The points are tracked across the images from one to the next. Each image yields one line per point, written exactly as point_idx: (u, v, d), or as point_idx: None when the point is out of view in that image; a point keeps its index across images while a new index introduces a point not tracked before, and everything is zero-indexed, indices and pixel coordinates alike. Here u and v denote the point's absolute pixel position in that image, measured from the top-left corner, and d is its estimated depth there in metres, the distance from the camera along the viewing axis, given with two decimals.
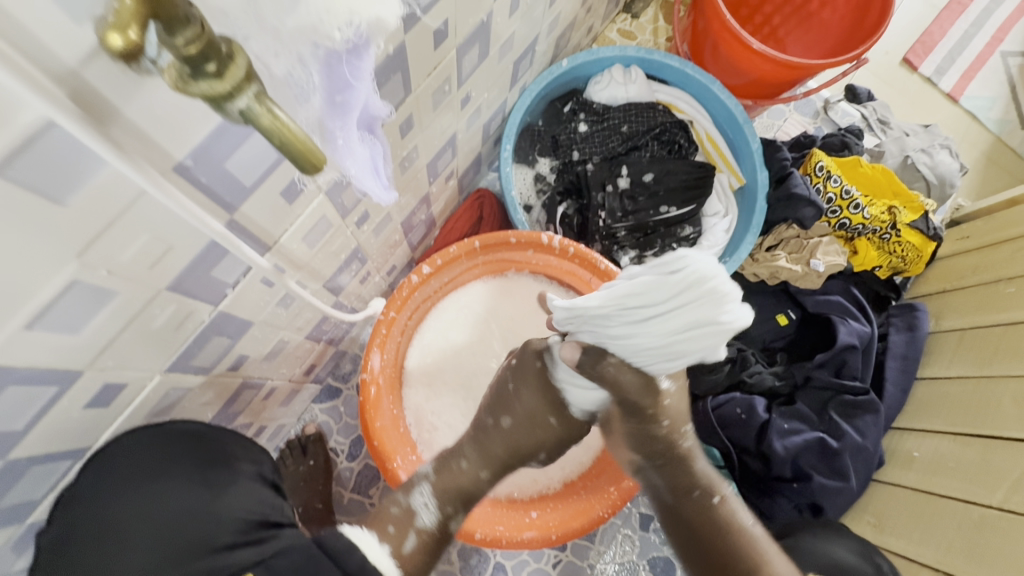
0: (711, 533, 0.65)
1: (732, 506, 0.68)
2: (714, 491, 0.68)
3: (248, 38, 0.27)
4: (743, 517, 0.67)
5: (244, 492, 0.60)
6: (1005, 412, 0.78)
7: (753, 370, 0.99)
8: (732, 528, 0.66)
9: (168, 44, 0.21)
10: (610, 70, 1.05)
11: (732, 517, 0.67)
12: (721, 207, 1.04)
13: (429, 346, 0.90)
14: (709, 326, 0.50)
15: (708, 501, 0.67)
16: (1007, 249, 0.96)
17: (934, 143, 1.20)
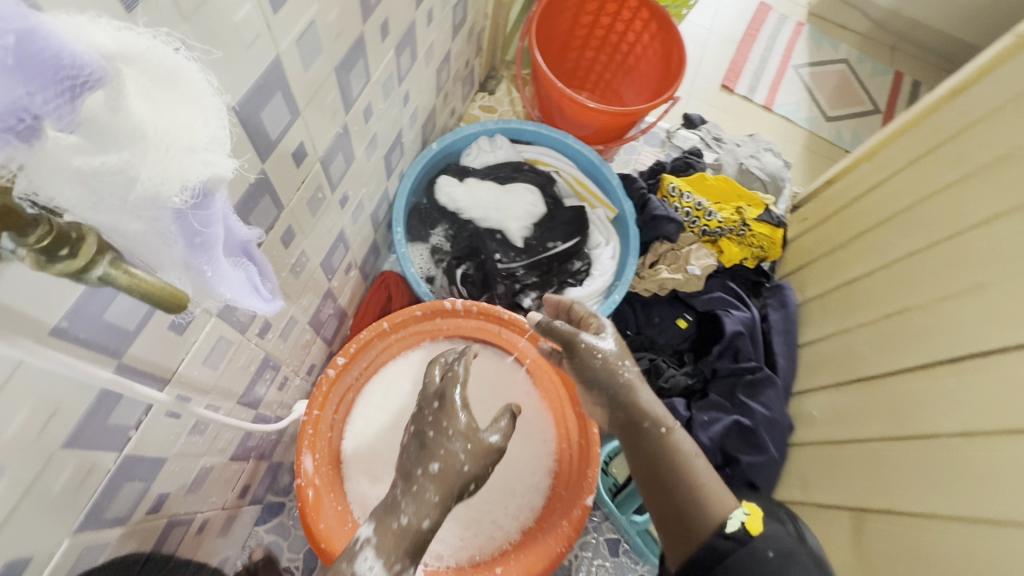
0: (661, 459, 0.74)
1: (675, 444, 0.75)
2: (661, 422, 0.76)
3: (96, 207, 0.29)
4: (687, 449, 0.74)
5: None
6: (869, 356, 0.91)
7: (667, 376, 1.08)
8: (675, 457, 0.74)
9: (18, 244, 0.26)
10: (477, 142, 1.18)
11: (676, 450, 0.74)
12: (602, 238, 1.15)
13: (364, 433, 0.91)
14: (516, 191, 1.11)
15: (656, 431, 0.75)
16: (835, 221, 1.16)
17: (760, 148, 1.43)
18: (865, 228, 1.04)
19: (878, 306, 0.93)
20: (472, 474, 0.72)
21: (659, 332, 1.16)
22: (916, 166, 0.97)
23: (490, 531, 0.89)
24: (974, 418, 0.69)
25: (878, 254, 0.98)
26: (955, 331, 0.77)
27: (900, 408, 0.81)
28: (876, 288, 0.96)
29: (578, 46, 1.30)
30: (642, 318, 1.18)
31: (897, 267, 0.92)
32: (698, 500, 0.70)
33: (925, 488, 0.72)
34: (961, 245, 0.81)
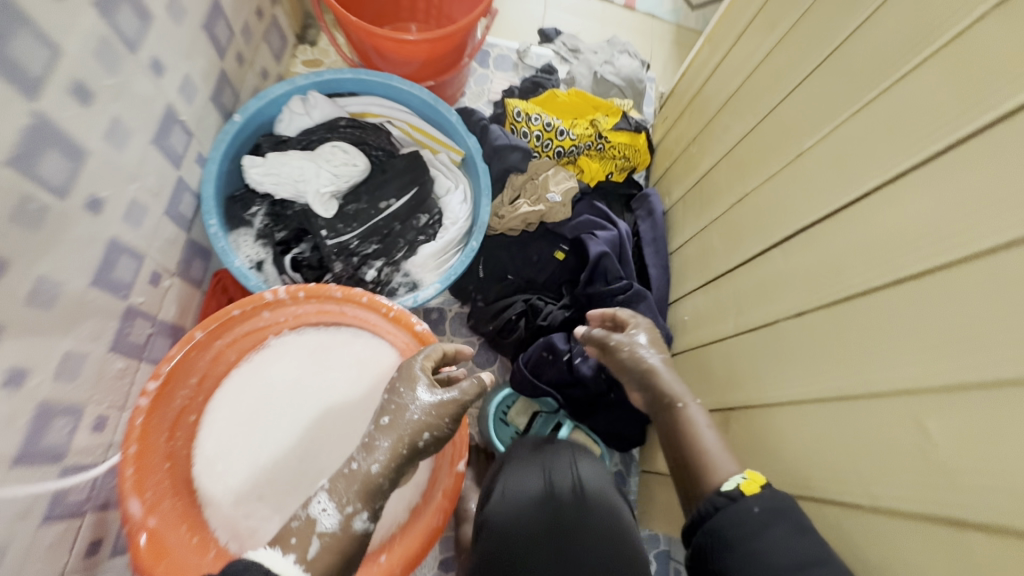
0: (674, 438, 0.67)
1: (695, 412, 0.68)
2: (679, 398, 0.69)
3: None
4: (704, 426, 0.66)
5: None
6: (718, 252, 0.88)
7: (544, 312, 1.04)
8: (689, 433, 0.66)
9: None
10: (288, 104, 1.04)
11: (690, 420, 0.67)
12: (450, 182, 1.06)
13: (219, 457, 0.83)
14: (327, 154, 0.96)
15: (673, 405, 0.69)
16: (688, 116, 1.09)
17: (615, 51, 1.33)
18: (711, 116, 0.98)
19: (725, 195, 0.89)
20: (422, 421, 0.66)
21: (537, 270, 1.10)
22: (740, 44, 0.91)
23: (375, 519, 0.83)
24: (799, 301, 0.67)
25: (718, 143, 0.93)
26: (774, 213, 0.74)
27: (745, 299, 0.78)
28: (716, 181, 0.92)
29: None
30: (517, 257, 1.10)
31: (732, 155, 0.88)
32: (707, 467, 0.61)
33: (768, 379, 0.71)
34: (774, 122, 0.77)
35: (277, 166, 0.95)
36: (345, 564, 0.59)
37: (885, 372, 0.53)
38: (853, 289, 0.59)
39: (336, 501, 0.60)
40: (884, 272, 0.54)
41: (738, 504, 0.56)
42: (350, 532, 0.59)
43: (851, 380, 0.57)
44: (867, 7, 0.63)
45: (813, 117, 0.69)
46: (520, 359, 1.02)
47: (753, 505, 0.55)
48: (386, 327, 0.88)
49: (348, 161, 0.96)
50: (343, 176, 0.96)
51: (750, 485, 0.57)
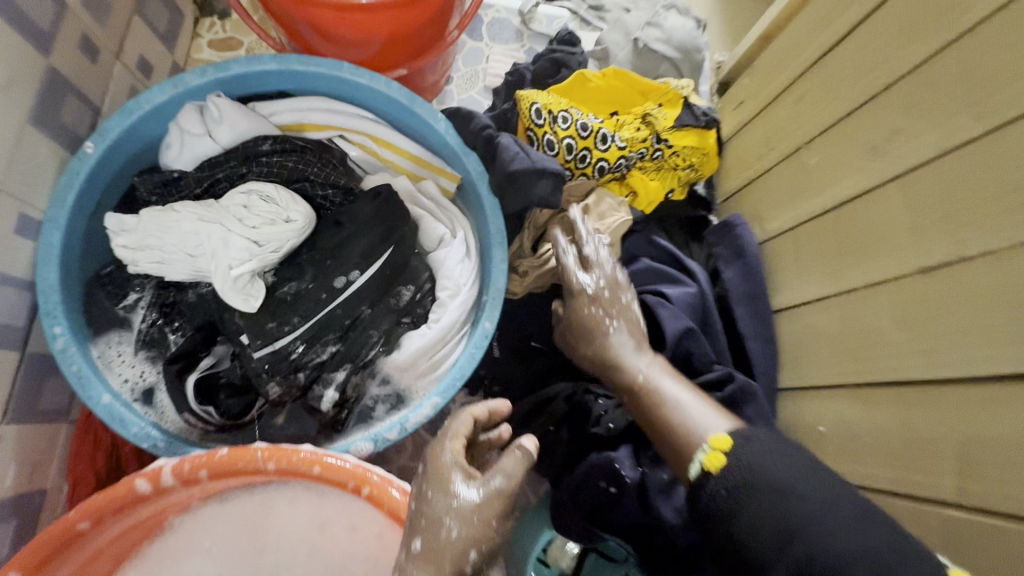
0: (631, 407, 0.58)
1: (667, 389, 0.57)
2: (635, 375, 0.59)
3: None
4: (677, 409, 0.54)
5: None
6: (888, 339, 0.54)
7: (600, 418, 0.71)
8: (654, 410, 0.55)
9: None
10: (177, 118, 0.65)
11: (665, 402, 0.55)
12: (444, 227, 0.69)
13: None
14: (237, 211, 0.59)
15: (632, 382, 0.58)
16: (790, 103, 0.73)
17: (657, 7, 0.93)
18: (844, 108, 0.62)
19: (896, 245, 0.54)
20: (467, 547, 0.43)
21: None
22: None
23: None
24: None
25: (871, 157, 0.58)
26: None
27: (975, 446, 0.45)
28: (873, 218, 0.57)
29: None
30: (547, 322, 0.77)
31: (910, 182, 0.53)
32: (677, 428, 0.52)
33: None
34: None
35: (154, 234, 0.58)
36: None
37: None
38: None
39: None
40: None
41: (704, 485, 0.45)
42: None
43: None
44: None
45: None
46: (567, 489, 0.69)
47: (719, 488, 0.44)
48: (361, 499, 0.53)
49: (274, 219, 0.59)
50: (267, 245, 0.59)
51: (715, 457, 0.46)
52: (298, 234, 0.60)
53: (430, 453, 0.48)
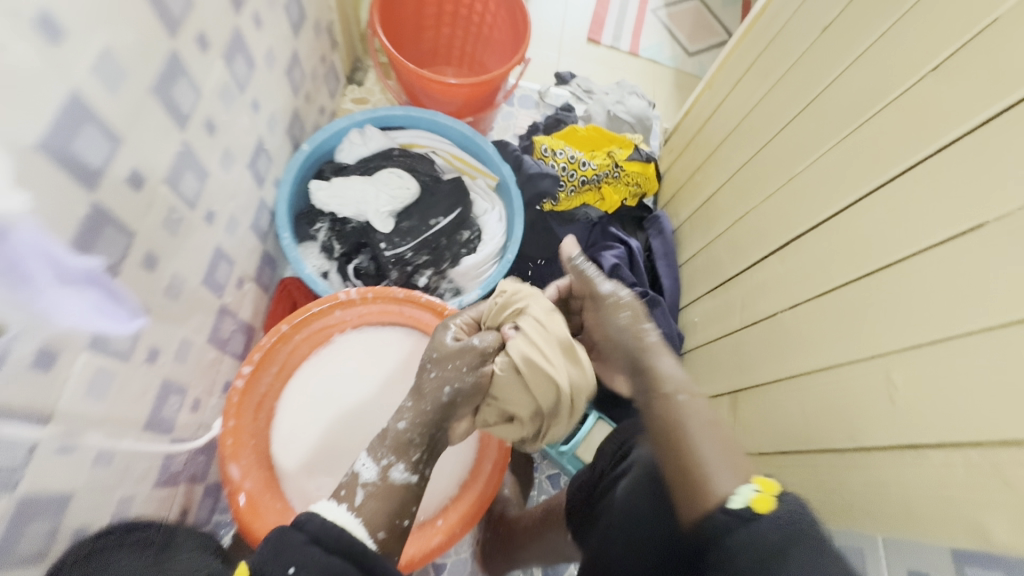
0: (665, 437, 0.64)
1: (687, 408, 0.65)
2: (677, 389, 0.68)
3: None
4: (694, 421, 0.64)
5: (190, 553, 0.73)
6: (725, 261, 1.03)
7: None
8: (686, 426, 0.64)
9: None
10: (347, 136, 1.19)
11: (681, 417, 0.64)
12: (487, 204, 1.22)
13: (294, 449, 0.94)
14: (385, 180, 1.12)
15: (671, 397, 0.67)
16: (693, 148, 1.27)
17: (625, 92, 1.50)
18: (714, 148, 1.16)
19: (727, 214, 1.05)
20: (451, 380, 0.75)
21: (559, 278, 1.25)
22: (739, 91, 1.11)
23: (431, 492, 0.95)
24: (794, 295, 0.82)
25: (724, 170, 1.11)
26: (775, 224, 0.91)
27: (750, 298, 0.94)
28: (723, 200, 1.08)
29: (432, 24, 1.34)
30: (543, 269, 1.25)
31: (736, 179, 1.05)
32: (705, 478, 0.58)
33: (773, 365, 0.85)
34: (772, 152, 0.95)
35: (340, 189, 1.11)
36: (397, 504, 0.69)
37: (855, 345, 0.68)
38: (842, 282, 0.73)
39: (372, 456, 0.72)
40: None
41: (752, 526, 0.51)
42: (389, 479, 0.70)
43: (833, 355, 0.72)
44: (843, 64, 0.81)
45: (802, 148, 0.87)
46: None
47: (771, 526, 0.50)
48: (438, 326, 1.02)
49: (404, 184, 1.13)
50: (397, 198, 1.11)
51: (763, 499, 0.52)
52: (413, 194, 1.13)
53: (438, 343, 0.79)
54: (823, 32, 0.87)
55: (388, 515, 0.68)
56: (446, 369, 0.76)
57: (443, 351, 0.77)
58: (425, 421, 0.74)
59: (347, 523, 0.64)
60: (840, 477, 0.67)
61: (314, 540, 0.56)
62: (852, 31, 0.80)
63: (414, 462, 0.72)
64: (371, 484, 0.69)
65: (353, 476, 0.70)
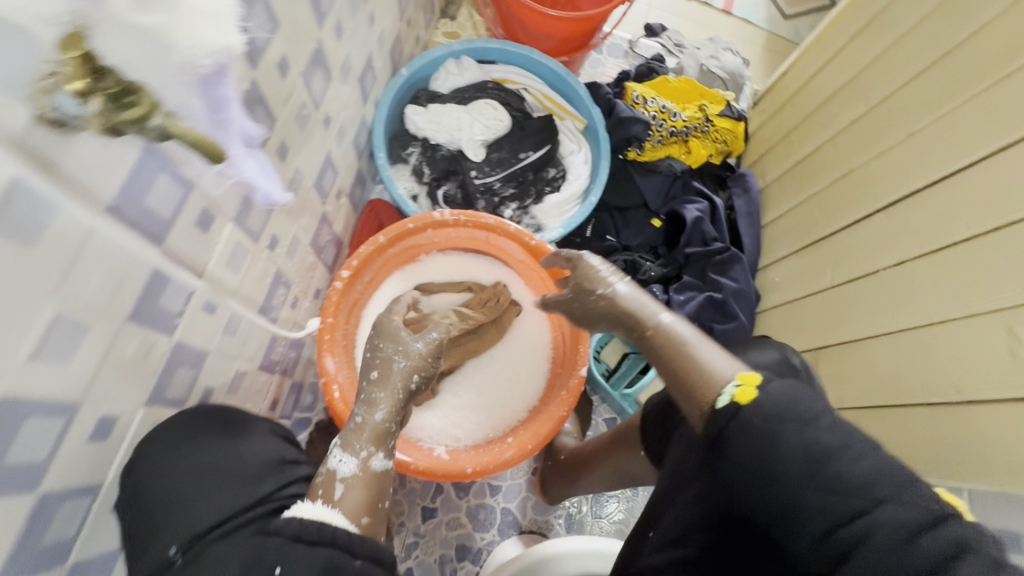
0: (662, 359, 0.66)
1: (676, 326, 0.67)
2: (653, 318, 0.69)
3: (133, 67, 0.34)
4: (683, 331, 0.66)
5: (259, 439, 0.70)
6: (819, 221, 1.01)
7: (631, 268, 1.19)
8: (672, 346, 0.65)
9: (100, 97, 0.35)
10: (444, 65, 1.21)
11: (671, 333, 0.67)
12: (574, 145, 1.22)
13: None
14: (478, 111, 1.14)
15: (650, 325, 0.69)
16: (786, 110, 1.23)
17: (719, 47, 1.45)
18: (816, 107, 1.11)
19: (825, 173, 1.02)
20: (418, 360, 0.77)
21: (635, 231, 1.26)
22: (839, 57, 1.08)
23: (501, 413, 1.00)
24: (898, 252, 0.81)
25: (825, 129, 1.06)
26: (880, 185, 0.87)
27: (844, 257, 0.92)
28: (819, 161, 1.05)
29: None
30: (619, 221, 1.28)
31: (837, 140, 1.02)
32: (709, 376, 0.60)
33: (863, 320, 0.84)
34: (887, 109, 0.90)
35: (436, 116, 1.13)
36: (377, 495, 0.65)
37: (970, 299, 0.68)
38: (962, 237, 0.71)
39: (347, 450, 0.67)
40: (986, 221, 0.68)
41: (740, 415, 0.54)
42: (371, 470, 0.66)
43: (947, 310, 0.71)
44: (987, 14, 0.76)
45: (922, 107, 0.83)
46: None
47: (755, 414, 0.54)
48: (520, 257, 1.05)
49: (497, 118, 1.14)
50: (489, 130, 1.13)
51: (744, 393, 0.55)
52: (505, 127, 1.14)
53: (383, 325, 0.80)
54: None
55: (370, 500, 0.64)
56: (415, 360, 0.76)
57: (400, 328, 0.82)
58: (397, 410, 0.72)
59: (324, 517, 0.58)
60: (932, 430, 0.70)
61: (295, 539, 0.54)
62: None
63: (390, 448, 0.70)
64: (348, 479, 0.65)
65: (330, 470, 0.65)
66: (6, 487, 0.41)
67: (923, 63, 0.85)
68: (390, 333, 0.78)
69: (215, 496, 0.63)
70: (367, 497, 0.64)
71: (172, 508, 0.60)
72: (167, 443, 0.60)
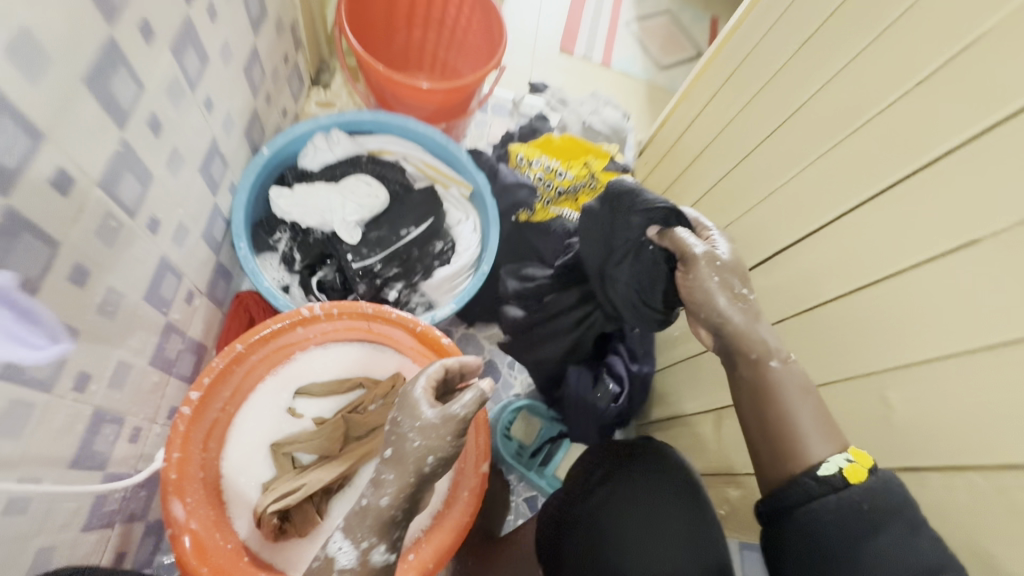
0: (769, 398, 0.65)
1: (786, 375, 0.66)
2: (774, 355, 0.67)
3: None
4: (796, 381, 0.65)
5: None
6: None
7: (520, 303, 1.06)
8: (784, 393, 0.65)
9: None
10: (311, 140, 1.12)
11: (783, 378, 0.65)
12: (461, 214, 1.18)
13: (249, 485, 0.88)
14: (352, 185, 1.06)
15: (765, 362, 0.66)
16: (674, 160, 1.25)
17: (600, 102, 1.48)
18: (699, 150, 1.13)
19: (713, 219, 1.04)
20: (423, 447, 0.71)
21: None
22: (723, 89, 1.06)
23: None
24: (827, 293, 0.73)
25: (707, 172, 1.09)
26: (774, 226, 0.85)
27: None
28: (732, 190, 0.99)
29: (403, 24, 1.30)
30: None
31: (723, 181, 1.02)
32: (798, 439, 0.62)
33: None
34: (758, 155, 0.92)
35: (305, 193, 1.05)
36: None
37: (874, 354, 0.64)
38: (831, 295, 0.72)
39: (349, 540, 0.70)
40: (887, 266, 0.64)
41: (842, 494, 0.57)
42: (368, 564, 0.68)
43: (921, 350, 0.59)
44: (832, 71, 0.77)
45: (789, 155, 0.84)
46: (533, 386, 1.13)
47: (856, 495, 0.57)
48: (410, 344, 0.96)
49: (371, 189, 1.07)
50: (365, 204, 1.05)
51: (856, 470, 0.58)
52: (382, 198, 1.07)
53: (406, 395, 0.77)
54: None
55: None
56: (431, 437, 0.72)
57: (405, 403, 0.76)
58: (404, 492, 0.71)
59: None
60: None
61: None
62: (852, 29, 0.74)
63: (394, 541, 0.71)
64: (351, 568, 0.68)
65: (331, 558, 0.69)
66: None
67: (785, 113, 0.86)
68: (407, 410, 0.75)
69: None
70: None
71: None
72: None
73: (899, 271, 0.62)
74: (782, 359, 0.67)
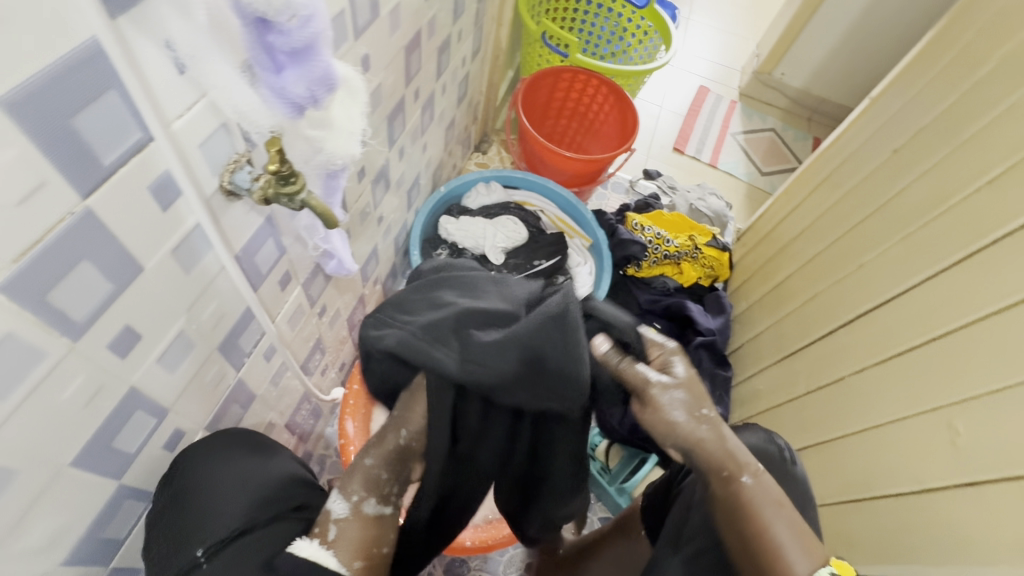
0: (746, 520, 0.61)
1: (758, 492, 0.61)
2: (745, 470, 0.61)
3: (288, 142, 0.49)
4: (771, 502, 0.61)
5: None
6: (797, 336, 1.16)
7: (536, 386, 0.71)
8: (759, 516, 0.60)
9: (278, 189, 0.49)
10: (474, 186, 1.44)
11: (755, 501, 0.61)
12: (580, 259, 1.42)
13: None
14: (504, 223, 1.37)
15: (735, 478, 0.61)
16: (768, 244, 1.43)
17: (705, 191, 1.71)
18: (799, 229, 1.29)
19: (809, 285, 1.17)
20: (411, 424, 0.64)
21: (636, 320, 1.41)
22: (819, 190, 1.26)
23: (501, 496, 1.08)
24: (911, 339, 0.84)
25: (806, 242, 1.25)
26: (880, 281, 0.97)
27: (830, 355, 1.03)
28: (825, 262, 1.14)
29: (554, 115, 1.67)
30: None
31: (824, 251, 1.16)
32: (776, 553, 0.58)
33: (836, 419, 0.96)
34: (861, 227, 1.07)
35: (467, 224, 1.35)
36: (373, 540, 0.60)
37: (961, 383, 0.73)
38: (937, 331, 0.80)
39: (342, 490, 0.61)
40: (982, 306, 0.74)
41: None
42: (362, 512, 0.60)
43: (994, 379, 0.69)
44: (936, 155, 0.93)
45: (892, 224, 0.98)
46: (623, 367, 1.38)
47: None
48: None
49: (515, 228, 1.36)
50: (511, 237, 1.35)
51: None
52: (523, 235, 1.37)
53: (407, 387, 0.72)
54: (933, 116, 0.97)
55: (365, 543, 0.59)
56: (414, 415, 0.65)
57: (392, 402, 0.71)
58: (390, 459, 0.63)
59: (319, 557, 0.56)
60: (904, 523, 0.76)
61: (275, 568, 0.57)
62: (952, 123, 0.92)
63: (387, 495, 0.62)
64: (344, 521, 0.59)
65: (326, 512, 0.61)
66: (104, 467, 0.50)
67: (888, 191, 1.02)
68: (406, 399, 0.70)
69: (236, 506, 0.63)
70: (360, 539, 0.59)
71: (198, 513, 0.60)
72: (201, 452, 0.63)
73: (981, 317, 0.74)
74: (753, 473, 0.62)
